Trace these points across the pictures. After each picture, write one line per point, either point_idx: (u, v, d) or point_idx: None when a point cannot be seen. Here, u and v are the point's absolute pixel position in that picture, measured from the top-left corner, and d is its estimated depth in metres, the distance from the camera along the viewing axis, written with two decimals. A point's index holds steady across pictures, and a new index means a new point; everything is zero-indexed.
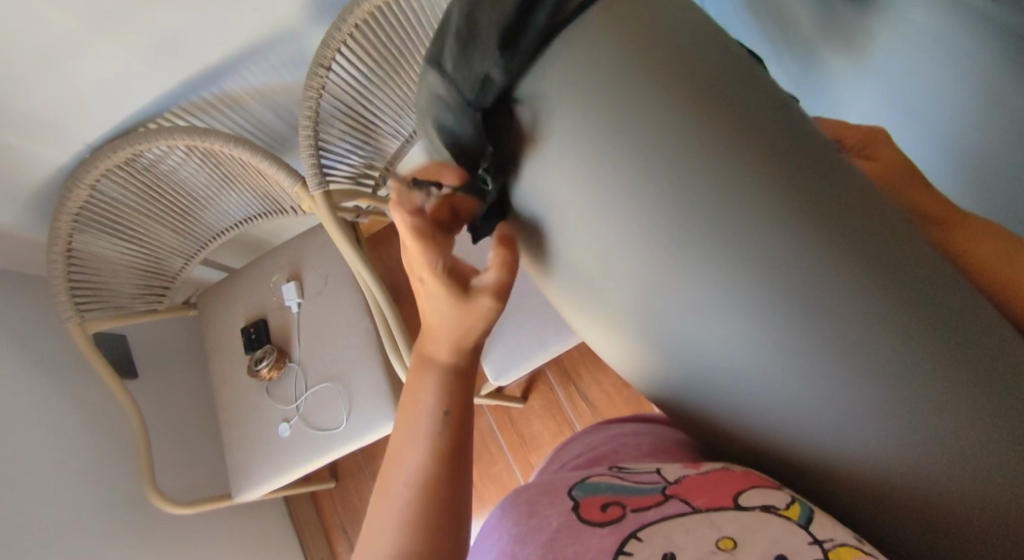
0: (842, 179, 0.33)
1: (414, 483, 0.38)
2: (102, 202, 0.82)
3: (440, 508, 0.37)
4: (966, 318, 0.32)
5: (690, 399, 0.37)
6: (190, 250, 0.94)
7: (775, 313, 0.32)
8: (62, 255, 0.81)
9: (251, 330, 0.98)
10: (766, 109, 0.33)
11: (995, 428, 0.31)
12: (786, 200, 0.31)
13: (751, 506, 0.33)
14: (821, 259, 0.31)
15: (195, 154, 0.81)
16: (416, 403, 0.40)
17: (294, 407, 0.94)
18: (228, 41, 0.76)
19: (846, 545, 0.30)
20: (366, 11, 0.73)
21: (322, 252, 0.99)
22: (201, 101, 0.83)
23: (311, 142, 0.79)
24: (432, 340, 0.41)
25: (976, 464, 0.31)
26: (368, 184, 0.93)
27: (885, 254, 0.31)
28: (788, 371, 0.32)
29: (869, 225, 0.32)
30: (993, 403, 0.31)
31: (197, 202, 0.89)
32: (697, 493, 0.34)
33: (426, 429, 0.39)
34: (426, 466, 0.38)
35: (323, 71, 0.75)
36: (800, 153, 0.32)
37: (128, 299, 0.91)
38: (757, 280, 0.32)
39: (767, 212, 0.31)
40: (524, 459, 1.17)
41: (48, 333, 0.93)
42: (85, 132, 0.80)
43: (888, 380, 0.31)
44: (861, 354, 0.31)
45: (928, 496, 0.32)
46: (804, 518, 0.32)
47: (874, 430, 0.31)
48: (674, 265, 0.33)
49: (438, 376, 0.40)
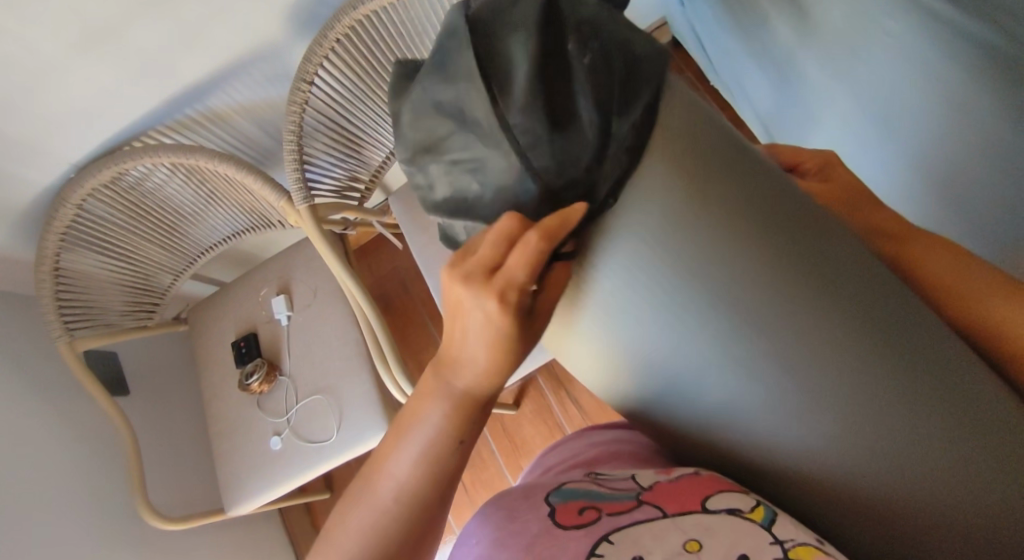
0: (799, 196, 0.36)
1: (393, 502, 0.38)
2: (88, 221, 0.83)
3: (411, 528, 0.38)
4: (910, 326, 0.34)
5: (655, 408, 0.39)
6: (178, 266, 0.95)
7: (740, 324, 0.34)
8: (50, 273, 0.82)
9: (241, 344, 0.99)
10: (729, 135, 0.36)
11: (944, 433, 0.33)
12: (752, 215, 0.34)
13: (718, 509, 0.33)
14: (779, 269, 0.33)
15: (180, 171, 0.82)
16: (416, 417, 0.38)
17: (284, 419, 0.94)
18: (210, 58, 0.77)
19: (807, 545, 0.31)
20: (347, 25, 0.74)
21: (312, 264, 1.01)
22: (186, 118, 0.84)
23: (295, 156, 0.80)
24: (456, 366, 0.37)
25: (925, 465, 0.33)
26: (354, 197, 0.94)
27: (836, 257, 0.34)
28: (746, 382, 0.34)
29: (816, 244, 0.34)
30: (940, 400, 0.33)
31: (183, 219, 0.89)
32: (666, 498, 0.35)
33: (419, 444, 0.38)
34: (409, 482, 0.38)
35: (305, 86, 0.76)
36: (759, 173, 0.35)
37: (118, 316, 0.92)
38: (722, 294, 0.34)
39: (730, 233, 0.34)
40: (517, 465, 1.17)
41: (39, 350, 0.94)
42: (70, 152, 0.80)
43: (841, 387, 0.33)
44: (815, 362, 0.33)
45: (880, 494, 0.34)
46: (768, 520, 0.33)
47: (839, 436, 0.34)
48: (645, 278, 0.35)
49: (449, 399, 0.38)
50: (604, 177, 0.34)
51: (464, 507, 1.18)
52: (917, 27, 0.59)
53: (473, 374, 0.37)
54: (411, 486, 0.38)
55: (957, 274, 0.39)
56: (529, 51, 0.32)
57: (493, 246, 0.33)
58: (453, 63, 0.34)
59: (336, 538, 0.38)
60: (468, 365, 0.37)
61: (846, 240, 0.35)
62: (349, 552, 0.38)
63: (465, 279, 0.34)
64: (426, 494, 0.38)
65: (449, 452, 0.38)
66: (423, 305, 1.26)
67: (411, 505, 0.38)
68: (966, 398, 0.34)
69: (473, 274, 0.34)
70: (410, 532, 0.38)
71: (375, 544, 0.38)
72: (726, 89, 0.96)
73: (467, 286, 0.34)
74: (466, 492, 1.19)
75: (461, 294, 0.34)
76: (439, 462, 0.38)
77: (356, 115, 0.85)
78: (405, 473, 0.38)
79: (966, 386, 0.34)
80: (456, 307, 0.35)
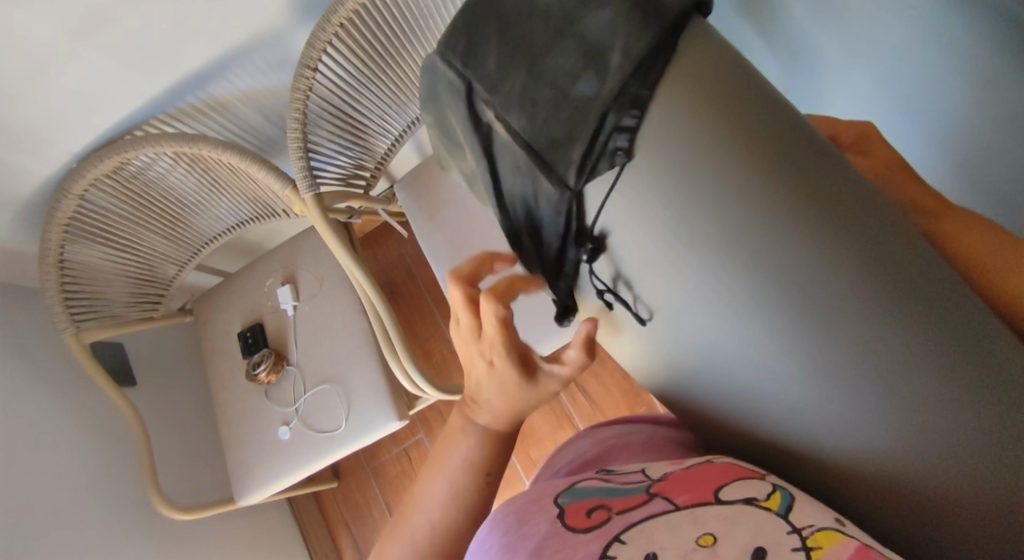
0: (844, 177, 0.36)
1: (440, 511, 0.44)
2: (90, 212, 0.82)
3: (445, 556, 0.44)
4: (945, 316, 0.34)
5: (691, 381, 0.41)
6: (184, 256, 0.94)
7: (769, 299, 0.35)
8: (54, 265, 0.81)
9: (247, 335, 0.98)
10: (775, 113, 0.36)
11: (996, 424, 0.33)
12: (782, 200, 0.34)
13: (732, 499, 0.34)
14: (806, 258, 0.34)
15: (182, 160, 0.81)
16: (452, 444, 0.46)
17: (293, 410, 0.94)
18: (211, 46, 0.76)
19: (826, 528, 0.31)
20: (350, 9, 0.72)
21: (317, 253, 1.00)
22: (187, 106, 0.82)
23: (300, 144, 0.79)
24: (476, 410, 0.45)
25: (952, 451, 0.33)
26: (360, 184, 0.93)
27: (869, 240, 0.34)
28: (773, 357, 0.36)
29: (845, 234, 0.34)
30: (973, 389, 0.33)
31: (188, 208, 0.88)
32: (679, 488, 0.35)
33: (448, 479, 0.45)
34: (445, 511, 0.44)
35: (310, 72, 0.75)
36: (800, 154, 0.35)
37: (123, 307, 0.91)
38: (751, 272, 0.35)
39: (758, 211, 0.34)
40: (525, 454, 1.17)
41: (43, 343, 0.93)
42: (70, 142, 0.79)
43: (880, 375, 0.33)
44: (850, 352, 0.34)
45: (905, 479, 0.34)
46: (784, 508, 0.33)
47: (872, 421, 0.34)
48: (672, 247, 0.37)
49: (471, 439, 0.45)
50: (606, 125, 0.37)
51: None
52: None
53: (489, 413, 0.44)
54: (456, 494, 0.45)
55: (993, 248, 0.39)
56: (525, 31, 0.40)
57: (463, 313, 0.42)
58: (478, 32, 0.41)
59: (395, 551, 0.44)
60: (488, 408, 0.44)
61: (882, 229, 0.34)
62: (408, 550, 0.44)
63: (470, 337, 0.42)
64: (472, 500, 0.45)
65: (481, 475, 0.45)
66: (427, 293, 1.25)
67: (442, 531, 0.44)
68: (1002, 390, 0.33)
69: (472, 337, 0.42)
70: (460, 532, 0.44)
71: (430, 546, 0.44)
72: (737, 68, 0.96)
73: (467, 346, 0.43)
74: None
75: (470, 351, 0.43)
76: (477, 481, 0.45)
77: (363, 101, 0.84)
78: (437, 504, 0.44)
79: (1002, 378, 0.33)
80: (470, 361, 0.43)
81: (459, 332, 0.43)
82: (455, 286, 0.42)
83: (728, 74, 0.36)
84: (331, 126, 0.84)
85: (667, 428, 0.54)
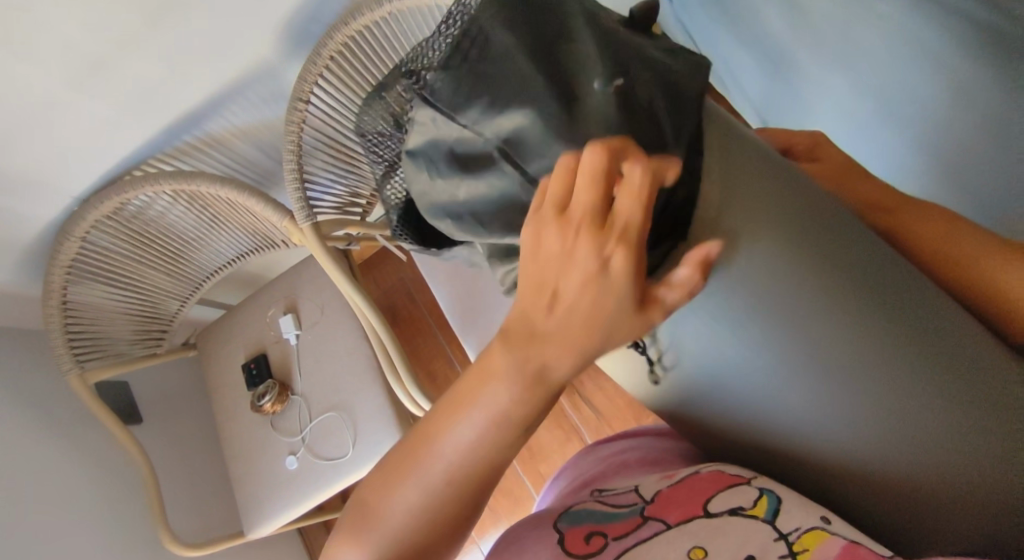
0: (810, 194, 0.38)
1: (457, 465, 0.36)
2: (92, 253, 0.83)
3: (443, 518, 0.37)
4: (917, 315, 0.35)
5: (690, 405, 0.41)
6: (185, 292, 0.95)
7: (764, 302, 0.35)
8: (58, 307, 0.82)
9: (252, 366, 0.99)
10: (741, 142, 0.39)
11: (973, 416, 0.34)
12: (759, 208, 0.36)
13: (719, 511, 0.34)
14: (787, 262, 0.35)
15: (181, 198, 0.82)
16: (479, 394, 0.36)
17: (299, 439, 0.94)
18: (208, 85, 0.78)
19: (813, 530, 0.32)
20: (339, 42, 0.75)
21: (317, 282, 1.01)
22: (184, 144, 0.84)
23: (295, 175, 0.80)
24: (543, 344, 0.34)
25: (941, 443, 0.34)
26: (356, 212, 0.94)
27: (838, 244, 0.36)
28: (770, 361, 0.36)
29: (811, 247, 0.36)
30: (954, 380, 0.34)
31: (187, 244, 0.89)
32: (670, 508, 0.36)
33: (477, 426, 0.36)
34: (461, 465, 0.36)
35: (302, 105, 0.77)
36: (771, 174, 0.38)
37: (126, 346, 0.92)
38: (747, 279, 0.35)
39: (742, 224, 0.36)
40: (535, 471, 1.16)
41: (49, 385, 0.94)
42: (72, 186, 0.81)
43: (862, 380, 0.34)
44: (841, 352, 0.34)
45: (902, 474, 0.35)
46: (770, 514, 0.33)
47: (865, 417, 0.35)
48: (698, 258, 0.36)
49: (518, 383, 0.35)
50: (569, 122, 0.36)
51: (483, 516, 1.17)
52: (913, 10, 0.59)
53: (564, 349, 0.34)
54: (477, 449, 0.36)
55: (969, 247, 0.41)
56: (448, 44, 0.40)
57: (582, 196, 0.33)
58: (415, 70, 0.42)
59: (389, 506, 0.36)
60: (556, 337, 0.34)
61: (845, 237, 0.37)
62: (409, 510, 0.36)
63: (572, 230, 0.33)
64: (494, 458, 0.36)
65: (512, 435, 0.36)
66: (429, 314, 1.26)
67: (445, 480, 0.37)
68: (976, 380, 0.35)
69: (579, 226, 0.33)
70: (474, 493, 0.37)
71: (443, 496, 0.36)
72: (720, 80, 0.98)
73: (572, 235, 0.33)
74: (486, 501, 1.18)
75: (572, 245, 0.33)
76: (505, 444, 0.36)
77: None
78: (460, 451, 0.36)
79: (976, 367, 0.35)
80: (563, 257, 0.33)
81: (558, 222, 0.33)
82: (595, 150, 0.32)
83: (718, 124, 0.40)
84: (325, 157, 0.85)
85: (666, 438, 0.54)
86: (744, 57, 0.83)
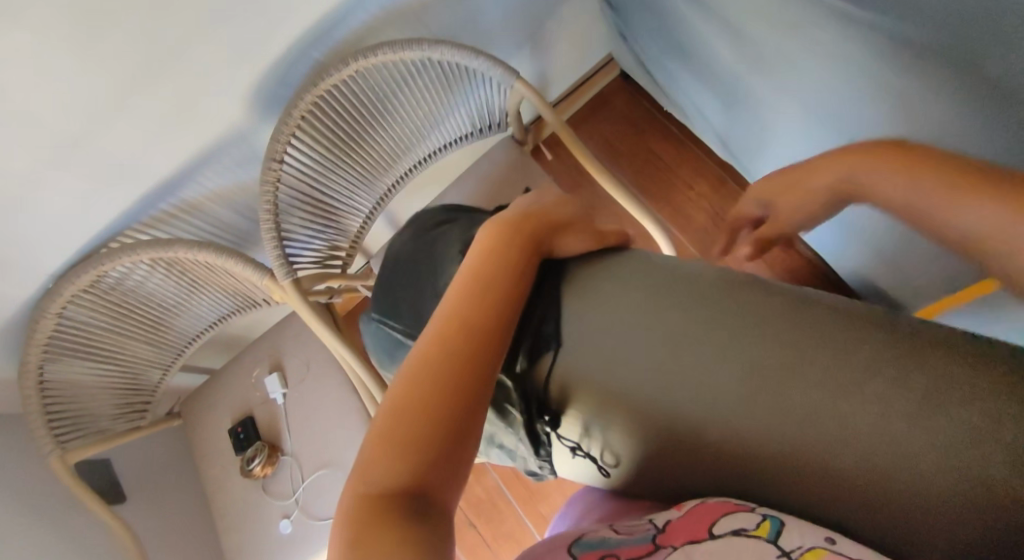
0: (744, 287, 0.53)
1: (459, 346, 0.45)
2: (70, 329, 0.81)
3: (461, 389, 0.43)
4: (800, 345, 0.47)
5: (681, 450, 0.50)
6: (167, 360, 0.94)
7: (710, 353, 0.50)
8: (35, 388, 0.80)
9: (239, 430, 0.96)
10: (670, 269, 0.57)
11: (880, 414, 0.42)
12: (687, 301, 0.53)
13: (723, 533, 0.36)
14: (710, 331, 0.51)
15: (160, 266, 0.81)
16: (468, 295, 0.49)
17: (292, 501, 0.92)
18: (182, 151, 0.79)
19: (814, 548, 0.34)
20: (309, 103, 0.77)
21: (301, 338, 1.00)
22: (160, 212, 0.84)
23: (273, 234, 0.81)
24: (491, 282, 0.50)
25: (905, 439, 0.41)
26: (336, 264, 0.95)
27: (769, 316, 0.50)
28: (727, 396, 0.48)
29: (712, 321, 0.51)
30: (894, 374, 0.43)
31: (168, 311, 0.89)
32: (678, 534, 0.38)
33: (467, 320, 0.47)
34: (467, 343, 0.45)
35: (276, 164, 0.78)
36: (699, 283, 0.54)
37: (109, 421, 0.91)
38: (692, 341, 0.51)
39: (679, 317, 0.52)
40: (536, 512, 1.14)
41: (29, 469, 0.91)
42: (47, 262, 0.80)
43: (763, 411, 0.46)
44: (785, 384, 0.46)
45: (884, 475, 0.41)
46: (773, 534, 0.36)
47: (822, 431, 0.44)
48: (651, 336, 0.53)
49: (489, 294, 0.49)
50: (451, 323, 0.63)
51: None
52: None
53: (503, 278, 0.50)
54: (471, 331, 0.46)
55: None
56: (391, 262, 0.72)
57: (488, 232, 0.54)
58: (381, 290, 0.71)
59: (415, 381, 0.42)
60: (500, 286, 0.50)
61: (749, 304, 0.51)
62: (431, 380, 0.42)
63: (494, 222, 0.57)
64: (486, 346, 0.46)
65: (495, 329, 0.47)
66: None
67: (414, 397, 0.41)
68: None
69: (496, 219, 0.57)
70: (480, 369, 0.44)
71: (456, 367, 0.43)
72: (681, 107, 1.02)
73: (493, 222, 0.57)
74: (488, 547, 1.15)
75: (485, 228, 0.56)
76: (492, 335, 0.47)
77: (331, 185, 0.87)
78: (459, 337, 0.45)
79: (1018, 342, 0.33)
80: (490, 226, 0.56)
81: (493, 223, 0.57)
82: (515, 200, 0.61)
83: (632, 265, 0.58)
84: (302, 213, 0.86)
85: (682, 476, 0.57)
86: (701, 87, 0.87)
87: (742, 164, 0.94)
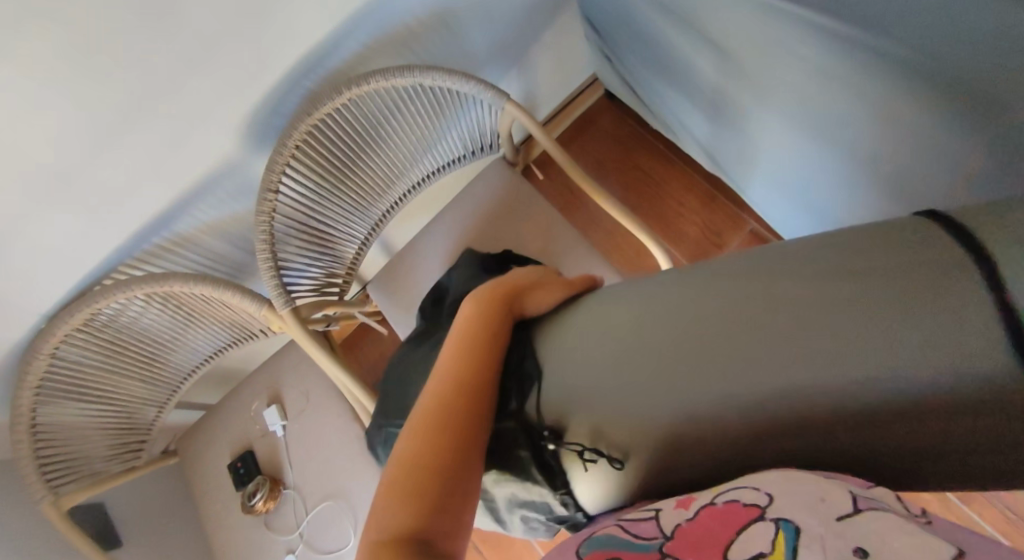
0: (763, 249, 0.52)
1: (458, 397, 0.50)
2: (62, 370, 0.79)
3: (462, 436, 0.48)
4: (815, 287, 0.45)
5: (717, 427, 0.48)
6: (162, 397, 0.92)
7: (738, 313, 0.49)
8: (27, 431, 0.77)
9: (239, 465, 0.94)
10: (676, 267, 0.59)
11: (911, 340, 0.39)
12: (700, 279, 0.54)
13: (736, 558, 0.32)
14: (730, 295, 0.50)
15: (155, 300, 0.80)
16: (463, 354, 0.55)
17: (296, 535, 0.90)
18: (177, 184, 0.79)
19: None
20: (304, 133, 0.77)
21: (300, 368, 0.98)
22: (155, 246, 0.84)
23: (270, 264, 0.81)
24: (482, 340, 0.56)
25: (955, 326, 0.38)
26: (334, 291, 0.94)
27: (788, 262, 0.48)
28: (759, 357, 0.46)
29: (728, 289, 0.51)
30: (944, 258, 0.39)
31: (163, 346, 0.87)
32: (690, 552, 0.34)
33: (465, 373, 0.53)
34: (466, 394, 0.51)
35: (272, 195, 0.78)
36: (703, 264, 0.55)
37: (103, 462, 0.88)
38: (711, 313, 0.51)
39: (690, 299, 0.53)
40: None
41: (21, 516, 0.88)
42: (39, 302, 0.78)
43: (786, 373, 0.45)
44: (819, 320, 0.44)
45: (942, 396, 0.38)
46: (791, 557, 0.30)
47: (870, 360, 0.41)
48: (661, 323, 0.54)
49: (481, 351, 0.55)
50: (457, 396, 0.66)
51: None
52: None
53: (491, 338, 0.57)
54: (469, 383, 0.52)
55: None
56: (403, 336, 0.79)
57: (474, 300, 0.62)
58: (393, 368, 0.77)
59: (421, 429, 0.48)
60: (488, 344, 0.56)
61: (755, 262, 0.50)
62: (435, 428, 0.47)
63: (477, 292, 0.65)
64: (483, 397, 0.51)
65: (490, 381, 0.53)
66: None
67: (419, 444, 0.46)
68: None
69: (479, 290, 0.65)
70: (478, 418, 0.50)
71: (456, 416, 0.49)
72: (667, 123, 1.05)
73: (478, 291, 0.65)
74: None
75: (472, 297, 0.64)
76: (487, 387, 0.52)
77: (326, 213, 0.87)
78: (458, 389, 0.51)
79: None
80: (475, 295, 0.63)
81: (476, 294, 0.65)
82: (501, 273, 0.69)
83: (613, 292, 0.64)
84: (298, 241, 0.86)
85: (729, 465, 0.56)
86: (687, 103, 0.90)
87: (731, 176, 0.96)
